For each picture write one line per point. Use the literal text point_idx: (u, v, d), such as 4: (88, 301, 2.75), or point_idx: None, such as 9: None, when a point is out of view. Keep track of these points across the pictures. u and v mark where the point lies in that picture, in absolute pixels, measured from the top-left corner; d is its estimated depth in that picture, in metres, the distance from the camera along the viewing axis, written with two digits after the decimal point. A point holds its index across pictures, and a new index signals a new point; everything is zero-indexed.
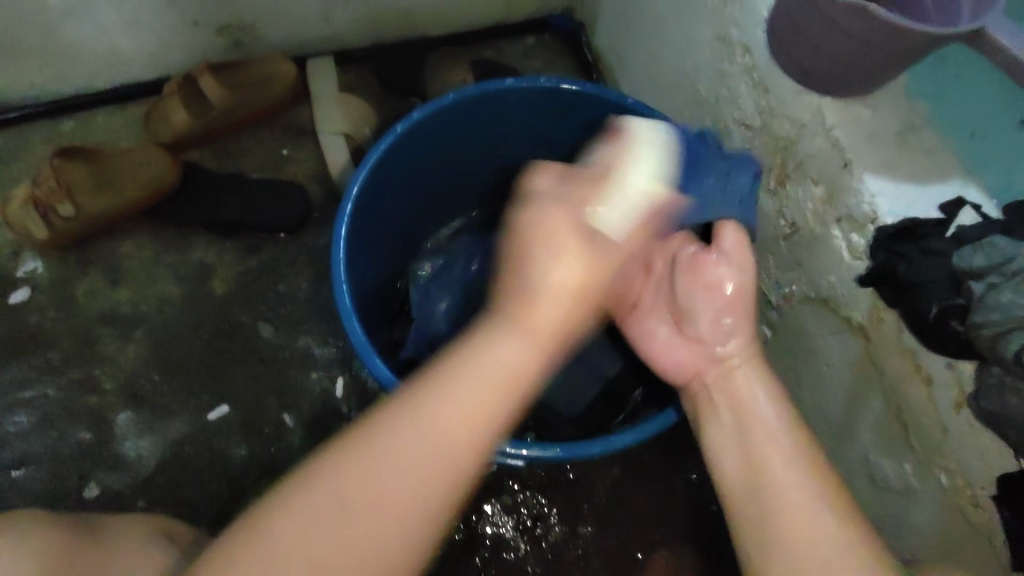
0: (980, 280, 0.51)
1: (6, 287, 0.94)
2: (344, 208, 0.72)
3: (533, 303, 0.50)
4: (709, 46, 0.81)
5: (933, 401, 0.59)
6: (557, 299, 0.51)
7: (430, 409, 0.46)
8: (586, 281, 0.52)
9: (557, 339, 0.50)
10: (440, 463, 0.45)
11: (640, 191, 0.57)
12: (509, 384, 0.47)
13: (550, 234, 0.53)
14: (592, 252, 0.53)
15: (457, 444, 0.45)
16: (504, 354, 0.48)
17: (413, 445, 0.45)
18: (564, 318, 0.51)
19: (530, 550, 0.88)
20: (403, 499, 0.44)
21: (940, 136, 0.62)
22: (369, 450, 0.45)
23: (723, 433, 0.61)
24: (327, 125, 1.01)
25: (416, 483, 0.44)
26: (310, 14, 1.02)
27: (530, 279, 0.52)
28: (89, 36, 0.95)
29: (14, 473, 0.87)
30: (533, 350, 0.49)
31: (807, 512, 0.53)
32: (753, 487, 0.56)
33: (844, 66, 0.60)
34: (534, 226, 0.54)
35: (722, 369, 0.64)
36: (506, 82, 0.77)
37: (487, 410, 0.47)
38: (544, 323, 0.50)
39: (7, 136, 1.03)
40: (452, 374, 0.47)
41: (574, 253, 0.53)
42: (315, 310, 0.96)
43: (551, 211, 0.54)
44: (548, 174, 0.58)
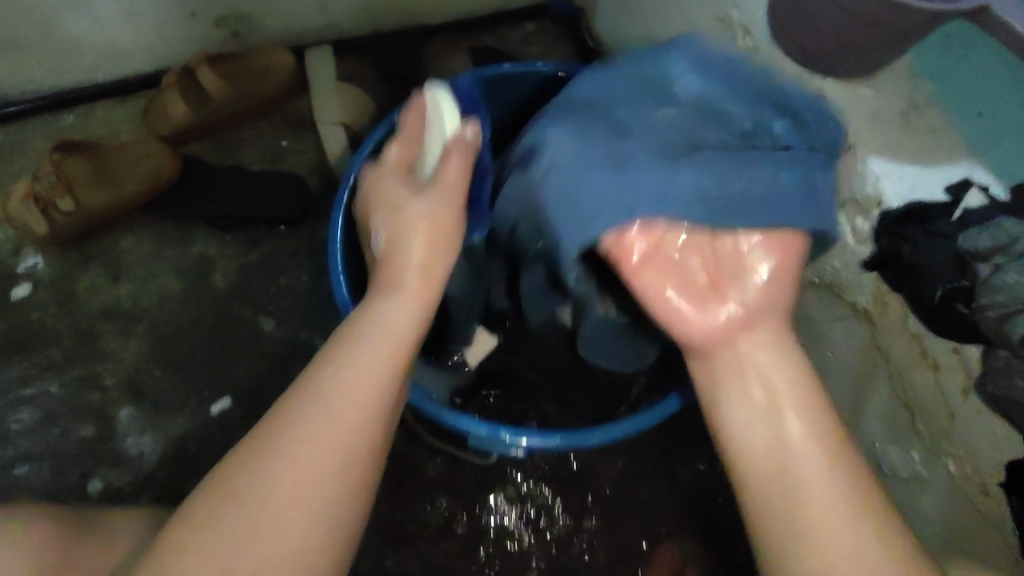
0: (986, 261, 0.51)
1: (8, 283, 0.94)
2: (340, 197, 0.71)
3: (399, 277, 0.57)
4: (710, 29, 0.80)
5: (940, 386, 0.58)
6: (425, 277, 0.57)
7: (320, 389, 0.50)
8: (439, 236, 0.59)
9: (429, 286, 0.57)
10: (334, 429, 0.49)
11: (431, 166, 0.62)
12: (397, 338, 0.54)
13: (403, 215, 0.60)
14: (446, 238, 0.59)
15: (364, 398, 0.50)
16: (386, 314, 0.55)
17: (307, 419, 0.49)
18: (428, 262, 0.58)
19: (534, 540, 0.88)
20: (314, 478, 0.47)
21: (943, 116, 0.60)
22: (284, 427, 0.49)
23: (730, 415, 0.58)
24: (326, 115, 1.00)
25: (320, 448, 0.48)
26: (307, 4, 1.01)
27: (406, 257, 0.58)
28: (84, 30, 0.95)
29: (19, 470, 0.87)
30: (412, 307, 0.56)
31: (836, 502, 0.51)
32: (776, 473, 0.53)
33: (845, 45, 0.59)
34: (396, 216, 0.60)
35: (734, 341, 0.59)
36: (501, 67, 0.76)
37: (380, 363, 0.52)
38: (411, 292, 0.56)
39: (5, 133, 1.03)
40: (339, 355, 0.52)
41: (428, 237, 0.58)
42: (316, 302, 0.96)
43: (420, 208, 0.59)
44: (398, 156, 0.64)
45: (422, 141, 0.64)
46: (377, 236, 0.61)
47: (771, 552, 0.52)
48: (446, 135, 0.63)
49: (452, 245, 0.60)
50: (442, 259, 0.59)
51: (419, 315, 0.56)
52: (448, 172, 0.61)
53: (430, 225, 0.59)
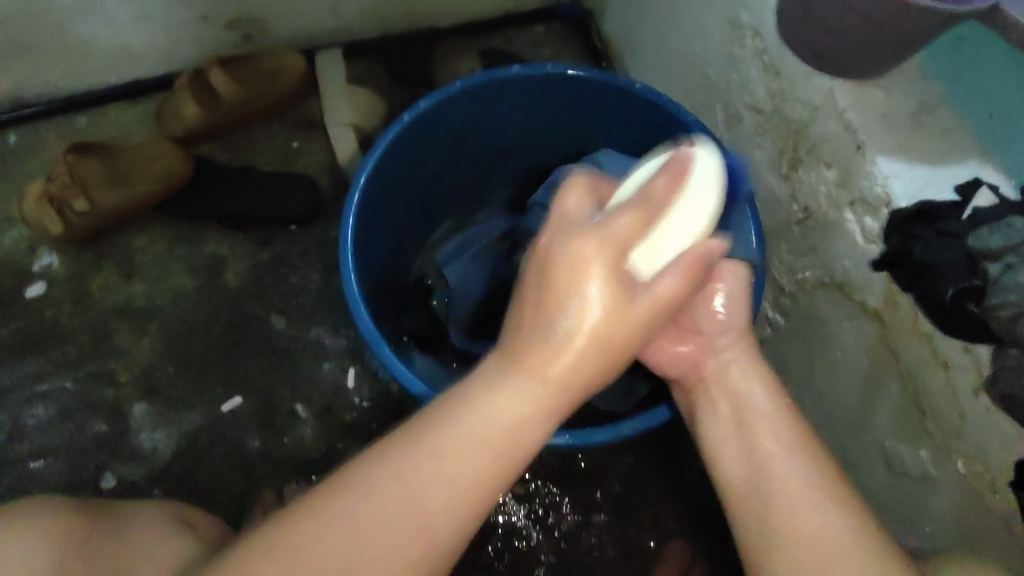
0: (997, 261, 0.51)
1: (24, 281, 0.95)
2: (352, 198, 0.72)
3: (539, 351, 0.45)
4: (719, 30, 0.80)
5: (950, 385, 0.58)
6: (564, 355, 0.44)
7: (439, 450, 0.44)
8: (606, 344, 0.45)
9: (561, 392, 0.45)
10: (438, 501, 0.44)
11: (689, 235, 0.52)
12: (499, 438, 0.44)
13: (584, 266, 0.44)
14: (619, 312, 0.45)
15: (472, 471, 0.44)
16: (503, 405, 0.44)
17: (437, 472, 0.44)
18: (570, 374, 0.45)
19: (542, 539, 0.88)
20: (384, 544, 0.43)
21: (955, 117, 0.62)
22: (370, 478, 0.44)
23: (720, 420, 0.61)
24: (337, 117, 1.01)
25: (415, 512, 0.44)
26: (318, 7, 1.02)
27: (563, 325, 0.44)
28: (99, 32, 0.96)
29: (34, 465, 0.89)
30: (529, 402, 0.45)
31: (811, 498, 0.52)
32: (756, 474, 0.56)
33: (855, 46, 0.59)
34: (560, 261, 0.45)
35: (718, 361, 0.64)
36: (512, 69, 0.76)
37: (487, 460, 0.44)
38: (551, 375, 0.44)
39: (21, 133, 1.04)
40: (430, 425, 0.45)
41: (609, 296, 0.44)
42: (327, 301, 0.97)
43: (569, 202, 0.52)
44: (574, 190, 0.53)
45: (664, 208, 0.51)
46: (531, 297, 0.46)
47: (763, 552, 0.52)
48: (682, 232, 0.51)
49: (621, 330, 0.45)
50: (613, 317, 0.45)
51: (531, 403, 0.45)
52: (657, 282, 0.48)
53: (607, 343, 0.45)
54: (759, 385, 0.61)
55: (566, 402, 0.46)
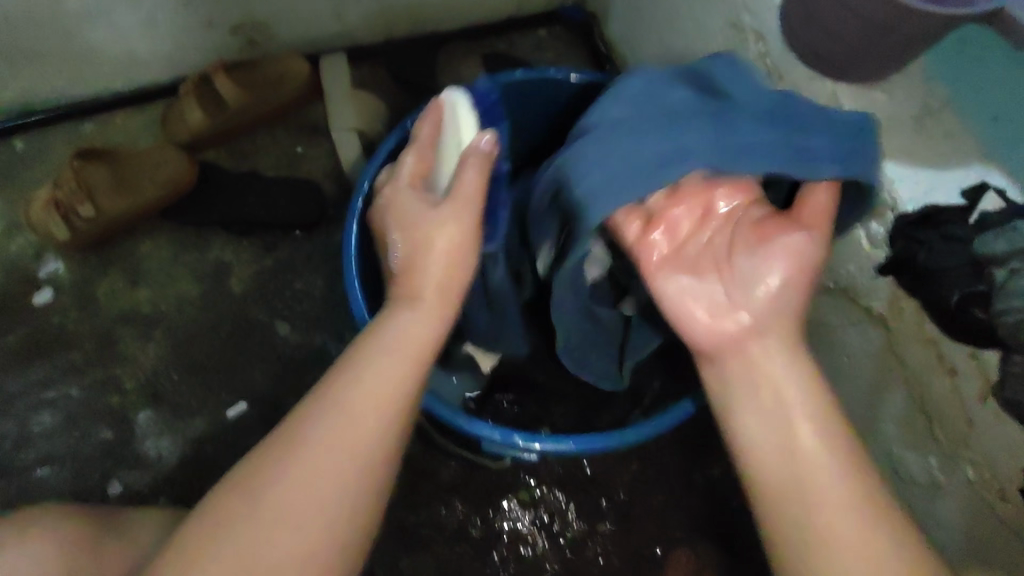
0: (1003, 266, 0.50)
1: (30, 288, 0.96)
2: (355, 203, 0.72)
3: (417, 283, 0.57)
4: (722, 34, 0.80)
5: (957, 392, 0.58)
6: (445, 271, 0.58)
7: (341, 392, 0.50)
8: (468, 243, 0.59)
9: (444, 296, 0.57)
10: (352, 438, 0.49)
11: (463, 146, 0.64)
12: (412, 352, 0.53)
13: (402, 208, 0.62)
14: (466, 210, 0.59)
15: (382, 394, 0.51)
16: (398, 329, 0.54)
17: (325, 423, 0.49)
18: (446, 277, 0.57)
19: (548, 545, 0.88)
20: (347, 461, 0.48)
21: (958, 119, 0.59)
22: (294, 440, 0.49)
23: (770, 436, 0.49)
24: (341, 122, 1.01)
25: (338, 463, 0.48)
26: (321, 12, 1.03)
27: (417, 253, 0.59)
28: (104, 40, 0.97)
29: (40, 472, 0.89)
30: (430, 315, 0.56)
31: (857, 506, 0.46)
32: (798, 483, 0.47)
33: (859, 50, 0.59)
34: (394, 196, 0.63)
35: (764, 346, 0.51)
36: (513, 77, 0.77)
37: (391, 382, 0.51)
38: (431, 291, 0.57)
39: (27, 141, 1.05)
40: (365, 349, 0.53)
41: (454, 219, 0.59)
42: (331, 306, 0.97)
43: (394, 190, 0.64)
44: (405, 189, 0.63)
45: (443, 133, 0.67)
46: (383, 235, 0.63)
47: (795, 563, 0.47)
48: (457, 143, 0.67)
49: (473, 232, 0.59)
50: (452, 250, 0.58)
51: (430, 326, 0.55)
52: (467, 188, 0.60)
53: (466, 236, 0.59)
54: (790, 370, 0.51)
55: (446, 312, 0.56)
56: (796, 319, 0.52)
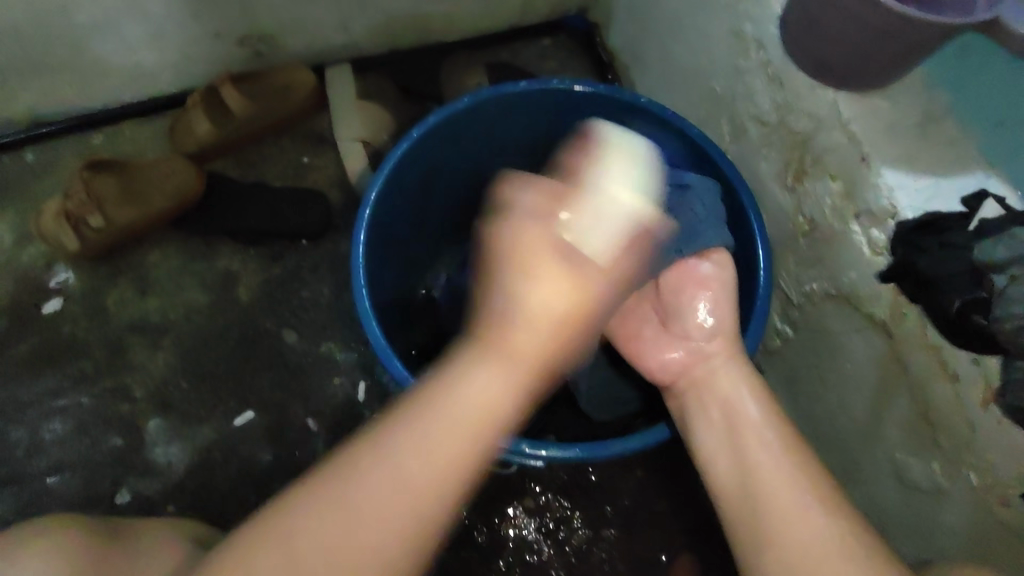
0: (1003, 272, 0.51)
1: (41, 297, 0.97)
2: (362, 213, 0.73)
3: (504, 334, 0.54)
4: (723, 43, 0.82)
5: (959, 397, 0.58)
6: (530, 331, 0.54)
7: (405, 447, 0.48)
8: (571, 312, 0.56)
9: (532, 365, 0.53)
10: (424, 488, 0.47)
11: (624, 211, 0.61)
12: (476, 412, 0.50)
13: (533, 254, 0.58)
14: (574, 275, 0.57)
15: (467, 439, 0.49)
16: (471, 389, 0.51)
17: (377, 482, 0.47)
18: (546, 349, 0.54)
19: (553, 553, 0.88)
20: (402, 518, 0.46)
21: (960, 128, 0.63)
22: (398, 444, 0.48)
23: (715, 435, 0.61)
24: (347, 133, 1.03)
25: (430, 463, 0.48)
26: (327, 23, 1.05)
27: (514, 305, 0.55)
28: (114, 52, 0.99)
29: (50, 479, 0.90)
30: (506, 384, 0.52)
31: (800, 500, 0.52)
32: (745, 476, 0.56)
33: (859, 59, 0.60)
34: (504, 244, 0.60)
35: (708, 366, 0.64)
36: (518, 85, 0.77)
37: (457, 456, 0.48)
38: (522, 348, 0.53)
39: (38, 152, 1.07)
40: (428, 406, 0.50)
41: (559, 274, 0.57)
42: (337, 315, 0.98)
43: (528, 229, 0.59)
44: (540, 187, 0.63)
45: (594, 177, 0.64)
46: (490, 270, 0.60)
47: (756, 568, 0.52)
48: (613, 199, 0.62)
49: (586, 293, 0.57)
50: (579, 298, 0.57)
51: (501, 385, 0.52)
52: (609, 259, 0.59)
53: (574, 292, 0.57)
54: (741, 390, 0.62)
55: (570, 343, 0.56)
56: (731, 337, 0.65)
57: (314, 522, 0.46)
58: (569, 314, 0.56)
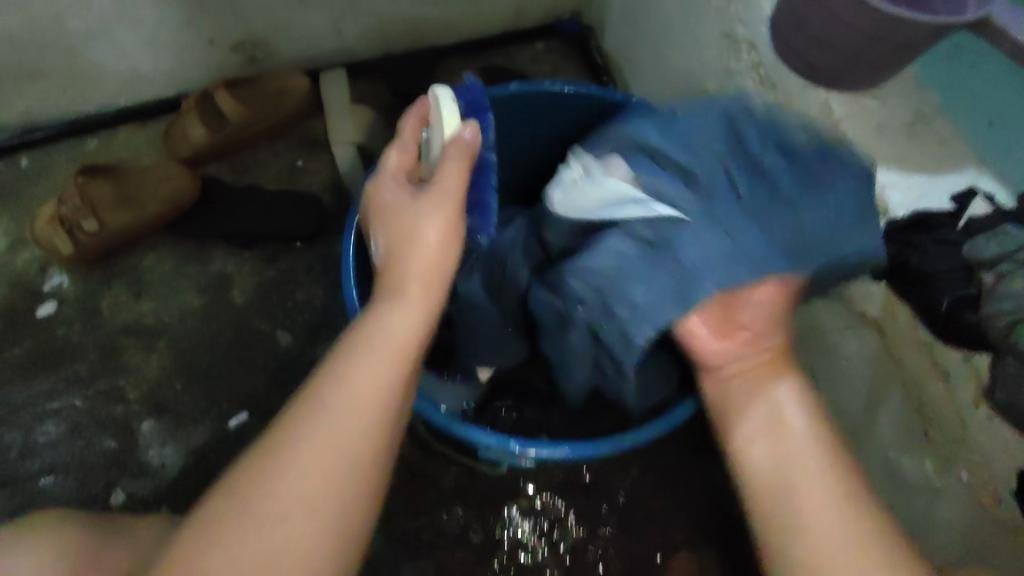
0: (992, 269, 0.50)
1: (35, 300, 0.97)
2: (355, 214, 0.73)
3: (398, 276, 0.55)
4: (715, 44, 0.82)
5: (952, 394, 0.58)
6: (412, 309, 0.54)
7: (300, 430, 0.49)
8: (431, 272, 0.56)
9: (406, 341, 0.53)
10: (326, 461, 0.48)
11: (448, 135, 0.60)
12: (361, 390, 0.51)
13: (409, 236, 0.56)
14: (446, 232, 0.56)
15: (361, 407, 0.50)
16: (388, 320, 0.53)
17: (287, 468, 0.48)
18: (430, 268, 0.56)
19: (548, 554, 0.88)
20: (321, 488, 0.48)
21: (951, 124, 0.63)
22: (302, 417, 0.50)
23: (760, 438, 0.55)
24: (340, 136, 1.03)
25: (327, 448, 0.48)
26: (323, 28, 1.06)
27: (403, 257, 0.56)
28: (110, 56, 0.99)
29: (43, 482, 0.89)
30: (386, 358, 0.52)
31: (835, 508, 0.50)
32: (790, 484, 0.52)
33: (847, 60, 0.60)
34: (382, 211, 0.59)
35: (757, 358, 0.58)
36: (510, 87, 0.78)
37: (347, 434, 0.49)
38: (402, 316, 0.54)
39: (33, 156, 1.07)
40: (310, 396, 0.51)
41: (437, 220, 0.56)
42: (332, 317, 0.98)
43: (387, 194, 0.60)
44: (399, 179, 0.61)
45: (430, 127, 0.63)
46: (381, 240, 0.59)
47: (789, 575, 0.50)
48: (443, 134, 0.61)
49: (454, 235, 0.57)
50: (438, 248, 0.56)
51: (420, 315, 0.54)
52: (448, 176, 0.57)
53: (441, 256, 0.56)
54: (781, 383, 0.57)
55: (438, 286, 0.56)
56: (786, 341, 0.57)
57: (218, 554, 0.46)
58: (433, 272, 0.56)
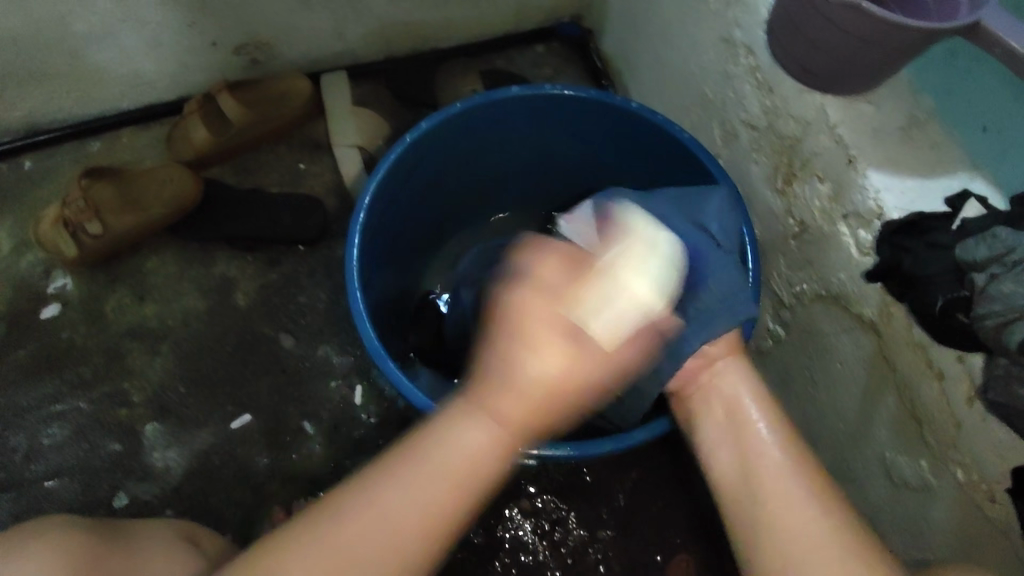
0: (983, 271, 0.51)
1: (39, 303, 0.98)
2: (357, 218, 0.74)
3: (500, 394, 0.51)
4: (713, 49, 0.83)
5: (946, 395, 0.59)
6: (513, 394, 0.51)
7: (366, 503, 0.50)
8: (570, 381, 0.52)
9: (522, 430, 0.51)
10: (385, 540, 0.49)
11: (632, 300, 0.53)
12: (442, 475, 0.51)
13: (525, 323, 0.53)
14: (574, 356, 0.52)
15: (433, 496, 0.50)
16: (460, 437, 0.51)
17: (356, 527, 0.49)
18: (519, 413, 0.51)
19: (549, 554, 0.89)
20: (376, 564, 0.49)
21: (944, 130, 0.64)
22: (379, 489, 0.51)
23: (715, 434, 0.61)
24: (343, 139, 1.04)
25: (388, 531, 0.49)
26: (325, 32, 1.06)
27: (529, 378, 0.51)
28: (114, 61, 1.00)
29: (48, 484, 0.90)
30: (489, 437, 0.51)
31: (787, 493, 0.54)
32: (744, 471, 0.57)
33: (843, 64, 0.61)
34: (515, 318, 0.54)
35: (713, 372, 0.63)
36: (511, 90, 0.78)
37: (416, 525, 0.50)
38: (504, 412, 0.51)
39: (37, 159, 1.08)
40: (402, 466, 0.51)
41: (561, 356, 0.52)
42: (334, 319, 0.99)
43: (523, 300, 0.54)
44: (552, 252, 0.58)
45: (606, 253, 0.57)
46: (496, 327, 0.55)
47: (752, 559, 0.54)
48: (624, 296, 0.53)
49: (579, 365, 0.52)
50: (546, 382, 0.51)
51: (491, 442, 0.51)
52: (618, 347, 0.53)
53: (557, 386, 0.52)
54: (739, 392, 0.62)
55: (553, 404, 0.52)
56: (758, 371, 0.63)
57: None
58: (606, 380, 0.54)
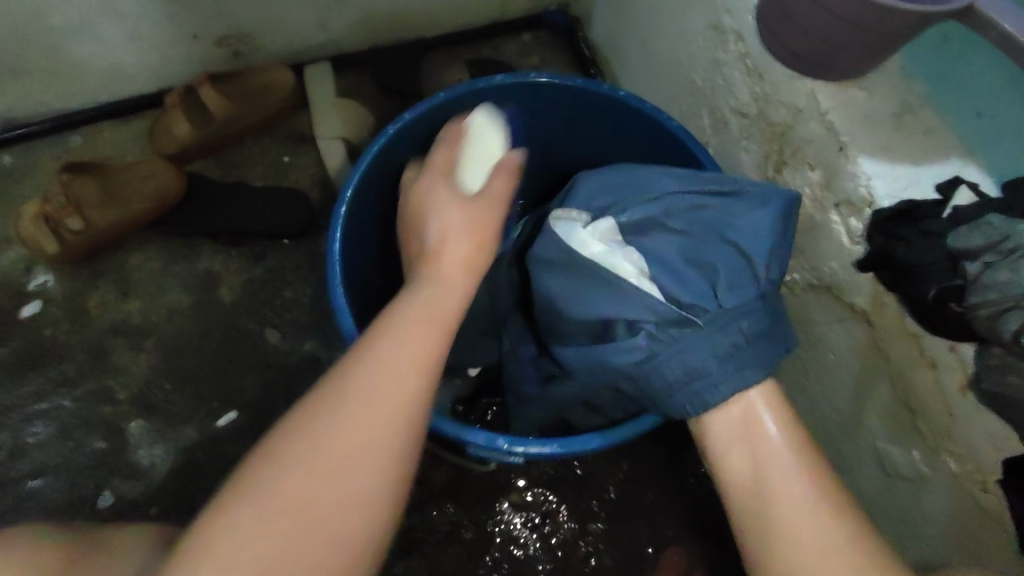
0: (977, 260, 0.50)
1: (20, 300, 0.96)
2: (338, 210, 0.72)
3: (441, 246, 0.60)
4: (702, 35, 0.82)
5: (939, 385, 0.58)
6: (455, 286, 0.57)
7: (352, 394, 0.47)
8: (478, 239, 0.61)
9: (457, 285, 0.57)
10: (376, 438, 0.46)
11: (490, 156, 0.73)
12: (413, 356, 0.50)
13: (426, 200, 0.65)
14: (487, 206, 0.64)
15: (405, 389, 0.48)
16: (432, 289, 0.56)
17: (344, 418, 0.46)
18: (466, 255, 0.60)
19: (540, 547, 0.88)
20: (365, 469, 0.45)
21: (937, 115, 0.63)
22: (304, 418, 0.46)
23: (728, 435, 0.57)
24: (326, 130, 1.01)
25: (374, 423, 0.46)
26: (309, 21, 1.04)
27: (440, 227, 0.62)
28: (93, 52, 0.98)
29: (32, 484, 0.89)
30: (454, 288, 0.57)
31: (811, 514, 0.51)
32: (763, 477, 0.55)
33: (834, 49, 0.60)
34: (422, 190, 0.66)
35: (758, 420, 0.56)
36: (494, 79, 0.77)
37: (390, 427, 0.47)
38: (451, 268, 0.58)
39: (16, 154, 1.06)
40: (396, 315, 0.53)
41: (466, 210, 0.63)
42: (320, 315, 0.97)
43: (435, 183, 0.67)
44: (444, 142, 0.71)
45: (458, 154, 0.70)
46: (414, 209, 0.66)
47: None
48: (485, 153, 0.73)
49: (488, 214, 0.63)
50: (485, 232, 0.62)
51: (459, 286, 0.58)
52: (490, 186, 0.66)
53: (474, 231, 0.61)
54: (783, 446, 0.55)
55: (480, 266, 0.61)
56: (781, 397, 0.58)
57: (261, 513, 0.43)
58: (469, 254, 0.60)
